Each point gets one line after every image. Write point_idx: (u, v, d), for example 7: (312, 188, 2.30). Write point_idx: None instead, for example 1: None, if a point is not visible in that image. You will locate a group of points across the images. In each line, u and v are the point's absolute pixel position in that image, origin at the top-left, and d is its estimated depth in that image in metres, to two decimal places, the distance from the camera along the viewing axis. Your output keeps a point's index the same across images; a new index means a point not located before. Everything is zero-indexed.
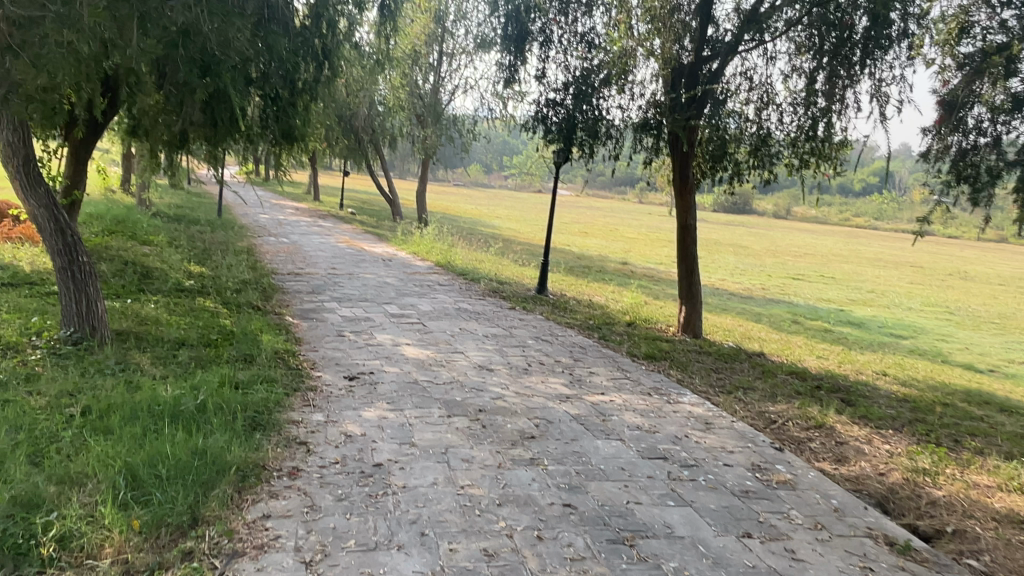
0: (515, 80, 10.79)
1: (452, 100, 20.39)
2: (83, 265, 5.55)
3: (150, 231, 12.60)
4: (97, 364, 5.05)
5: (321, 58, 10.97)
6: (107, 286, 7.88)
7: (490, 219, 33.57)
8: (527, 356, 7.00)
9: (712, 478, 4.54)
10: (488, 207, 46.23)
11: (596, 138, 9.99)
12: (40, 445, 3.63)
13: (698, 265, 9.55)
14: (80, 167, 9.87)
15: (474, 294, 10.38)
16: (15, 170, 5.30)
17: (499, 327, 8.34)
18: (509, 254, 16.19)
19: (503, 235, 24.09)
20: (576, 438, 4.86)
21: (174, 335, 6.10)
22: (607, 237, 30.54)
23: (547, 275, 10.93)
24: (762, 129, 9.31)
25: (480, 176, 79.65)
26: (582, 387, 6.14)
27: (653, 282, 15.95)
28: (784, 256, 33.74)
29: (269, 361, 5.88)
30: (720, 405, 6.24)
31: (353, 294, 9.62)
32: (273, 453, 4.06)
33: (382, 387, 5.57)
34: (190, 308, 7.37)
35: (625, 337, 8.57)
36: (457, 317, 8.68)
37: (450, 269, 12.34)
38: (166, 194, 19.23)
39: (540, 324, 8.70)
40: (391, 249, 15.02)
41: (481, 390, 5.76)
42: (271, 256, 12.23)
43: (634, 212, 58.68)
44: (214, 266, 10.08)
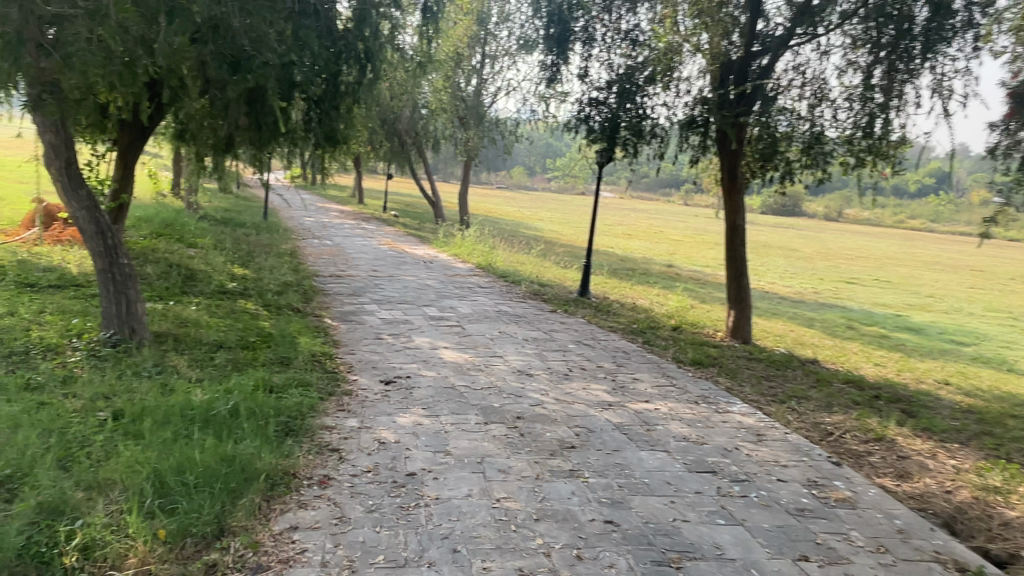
0: (557, 79, 10.58)
1: (494, 102, 20.27)
2: (123, 267, 5.58)
3: (197, 233, 12.78)
4: (134, 367, 5.03)
5: (364, 62, 10.90)
6: (151, 288, 7.95)
7: (532, 222, 33.41)
8: (569, 361, 6.80)
9: (764, 494, 4.25)
10: (531, 210, 46.10)
11: (641, 137, 9.70)
12: (70, 450, 3.58)
13: (747, 268, 9.21)
14: (128, 171, 10.04)
15: (515, 297, 10.21)
16: (57, 173, 5.36)
17: (540, 331, 8.15)
18: (551, 257, 15.98)
19: (546, 238, 23.88)
20: (619, 448, 4.63)
21: (212, 337, 6.07)
22: (651, 240, 30.08)
23: (589, 278, 10.69)
24: (815, 127, 8.91)
25: (523, 179, 79.61)
26: (626, 394, 5.90)
27: (700, 285, 15.54)
28: (837, 259, 32.69)
29: (305, 364, 5.80)
30: (772, 415, 5.92)
31: (393, 296, 9.54)
32: (304, 460, 3.94)
33: (419, 392, 5.44)
34: (231, 310, 7.37)
35: (671, 342, 8.29)
36: (497, 320, 8.52)
37: (491, 272, 12.20)
38: (214, 198, 19.60)
39: (582, 328, 8.48)
40: (432, 251, 14.97)
41: (520, 395, 5.58)
42: (313, 259, 12.28)
43: (679, 215, 57.81)
44: (257, 268, 10.14)
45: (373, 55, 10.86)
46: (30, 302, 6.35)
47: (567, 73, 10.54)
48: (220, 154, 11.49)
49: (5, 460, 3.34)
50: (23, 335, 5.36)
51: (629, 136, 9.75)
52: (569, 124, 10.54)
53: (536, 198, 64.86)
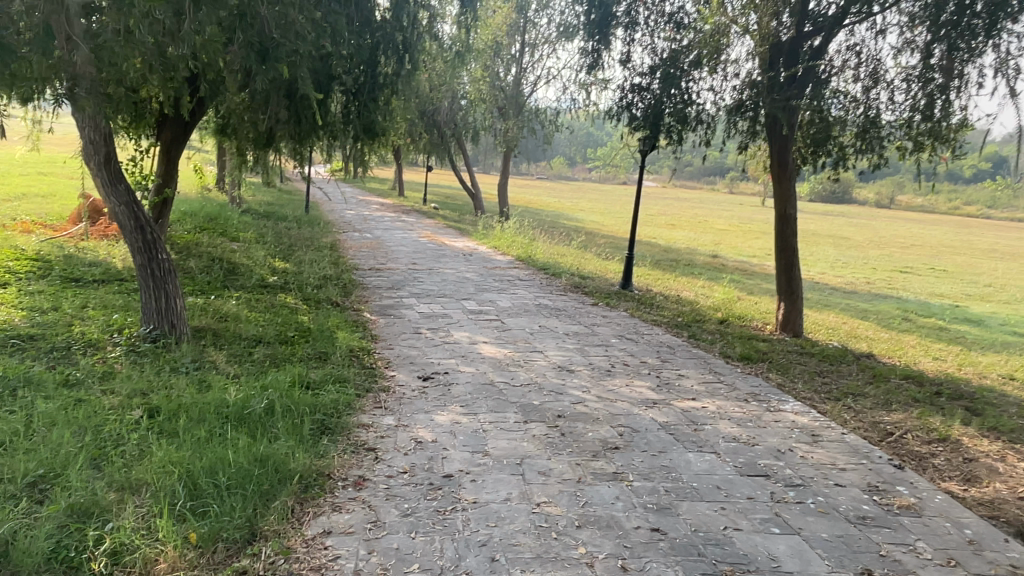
0: (598, 65, 10.32)
1: (534, 91, 20.01)
2: (162, 262, 5.56)
3: (240, 227, 12.90)
4: (173, 363, 5.02)
5: (402, 52, 10.82)
6: (193, 283, 7.99)
7: (573, 213, 33.04)
8: (611, 356, 6.59)
9: (822, 500, 4.00)
10: (571, 200, 45.71)
11: (686, 124, 9.42)
12: (104, 450, 3.55)
13: (798, 259, 8.85)
14: (171, 165, 10.13)
15: (556, 290, 10.01)
16: (96, 168, 5.38)
17: (582, 325, 7.95)
18: (592, 248, 15.71)
19: (587, 228, 23.58)
20: (665, 450, 4.42)
21: (251, 332, 6.04)
22: (695, 230, 29.46)
23: (632, 270, 10.43)
24: (870, 111, 8.48)
25: (564, 169, 79.06)
26: (671, 391, 5.68)
27: (746, 276, 15.10)
28: (890, 247, 31.57)
29: (343, 359, 5.71)
30: (827, 414, 5.63)
31: (432, 290, 9.45)
32: (340, 460, 3.82)
33: (457, 389, 5.30)
34: (270, 304, 7.35)
35: (717, 336, 8.00)
36: (537, 314, 8.34)
37: (531, 264, 12.02)
38: (258, 192, 19.84)
39: (625, 322, 8.25)
40: (472, 243, 14.86)
41: (561, 393, 5.41)
42: (353, 252, 12.28)
43: (724, 203, 56.64)
44: (297, 261, 10.16)
45: (410, 45, 10.81)
46: (75, 297, 6.44)
47: (608, 58, 10.27)
48: (260, 149, 11.55)
49: (39, 460, 3.32)
50: (65, 331, 5.40)
51: (673, 123, 9.47)
52: (611, 112, 10.28)
53: (577, 188, 64.32)
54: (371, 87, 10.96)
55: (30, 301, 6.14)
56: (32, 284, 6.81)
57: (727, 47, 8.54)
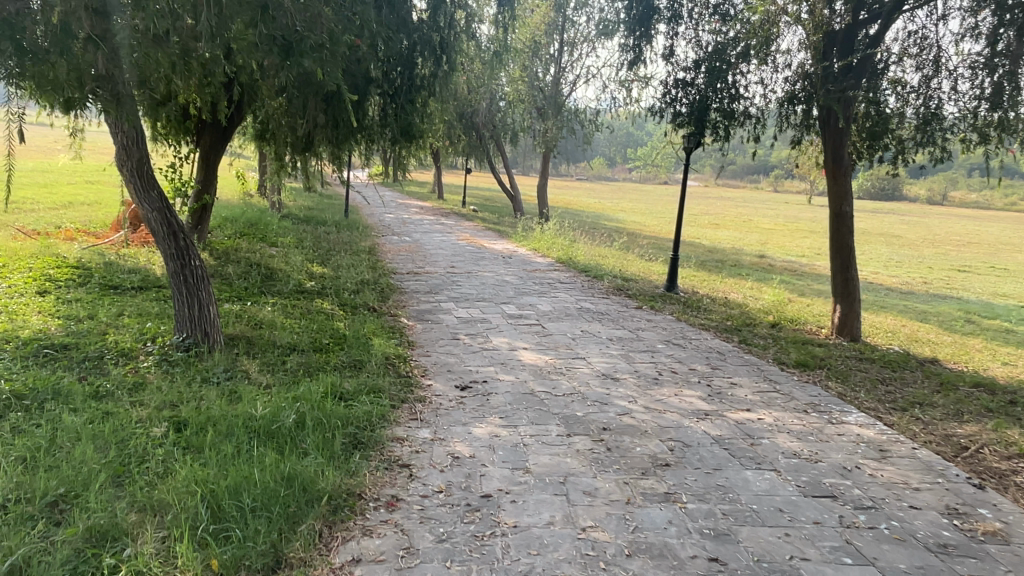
0: (640, 61, 9.98)
1: (573, 91, 19.67)
2: (195, 269, 5.45)
3: (280, 232, 12.91)
4: (204, 373, 4.88)
5: (439, 53, 10.66)
6: (231, 288, 7.92)
7: (614, 213, 32.57)
8: (658, 363, 6.26)
9: (897, 525, 3.63)
10: (612, 201, 45.20)
11: (732, 119, 9.07)
12: (127, 467, 3.40)
13: (855, 259, 8.39)
14: (210, 171, 10.13)
15: (597, 293, 9.70)
16: (129, 174, 5.30)
17: (626, 329, 7.63)
18: (634, 249, 15.32)
19: (628, 230, 23.13)
20: (720, 467, 4.10)
21: (286, 339, 5.89)
22: (740, 230, 28.73)
23: (677, 272, 10.06)
24: (930, 102, 7.96)
25: (603, 170, 78.40)
26: (724, 402, 5.33)
27: (796, 277, 14.53)
28: (946, 246, 30.29)
29: (378, 368, 5.50)
30: (894, 427, 5.21)
31: (471, 294, 9.24)
32: (372, 478, 3.59)
33: (496, 399, 5.05)
34: (307, 310, 7.22)
35: (770, 342, 7.59)
36: (579, 318, 8.05)
37: (572, 266, 11.72)
38: (299, 197, 19.96)
39: (671, 326, 7.90)
40: (511, 246, 14.62)
41: (606, 403, 5.11)
42: (392, 256, 12.16)
43: (769, 202, 55.37)
44: (335, 266, 10.06)
45: (447, 45, 10.63)
46: (112, 305, 6.39)
47: (650, 54, 9.92)
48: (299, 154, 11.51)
49: (60, 478, 3.19)
50: (100, 340, 5.33)
51: (719, 119, 9.12)
52: (653, 109, 9.95)
53: (617, 189, 63.62)
54: (408, 90, 10.81)
55: (67, 310, 6.11)
56: (72, 292, 6.81)
57: (778, 36, 8.13)
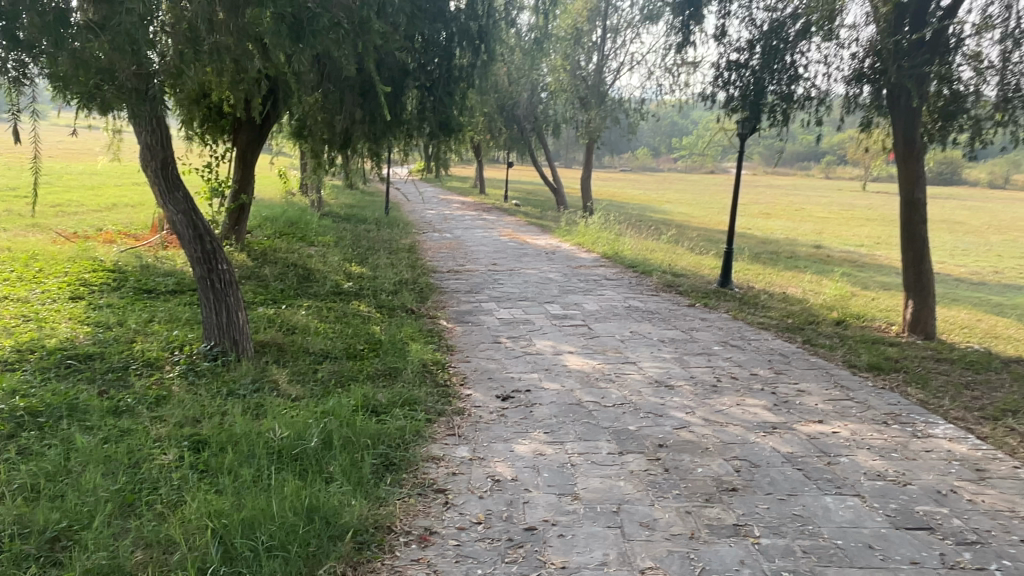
0: (688, 43, 9.44)
1: (617, 79, 19.04)
2: (222, 272, 5.17)
3: (319, 231, 12.73)
4: (232, 384, 4.60)
5: (477, 42, 10.27)
6: (266, 291, 7.70)
7: (661, 205, 31.76)
8: (716, 369, 5.76)
9: (1010, 565, 3.10)
10: (657, 192, 44.25)
11: (791, 102, 8.53)
12: (138, 494, 3.12)
13: (929, 249, 7.72)
14: (247, 170, 9.95)
15: (646, 290, 9.20)
16: (154, 174, 5.07)
17: (678, 330, 7.13)
18: (684, 242, 14.69)
19: (676, 222, 22.43)
20: (795, 493, 3.61)
21: (319, 345, 5.59)
22: (793, 219, 27.66)
23: (731, 266, 9.49)
24: (1011, 78, 7.26)
25: (648, 161, 77.14)
26: (793, 412, 4.83)
27: (859, 269, 13.71)
28: (1016, 232, 28.59)
29: (415, 377, 5.15)
30: (989, 439, 4.62)
31: (513, 293, 8.84)
32: (403, 507, 3.23)
33: (540, 410, 4.64)
34: (342, 313, 6.93)
35: (836, 342, 7.00)
36: (628, 318, 7.58)
37: (618, 262, 11.23)
38: (341, 195, 19.87)
39: (728, 326, 7.36)
40: (555, 240, 14.18)
41: (662, 415, 4.65)
42: (432, 253, 11.85)
43: (822, 190, 53.49)
44: (373, 265, 9.78)
45: (486, 33, 10.22)
46: (144, 311, 6.21)
47: (700, 35, 9.37)
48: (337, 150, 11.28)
49: (64, 508, 2.92)
50: (126, 348, 5.12)
51: (777, 102, 8.59)
52: (704, 94, 9.42)
53: (662, 179, 62.35)
54: (446, 81, 10.45)
55: (98, 317, 5.95)
56: (105, 297, 6.67)
57: (842, 11, 7.57)
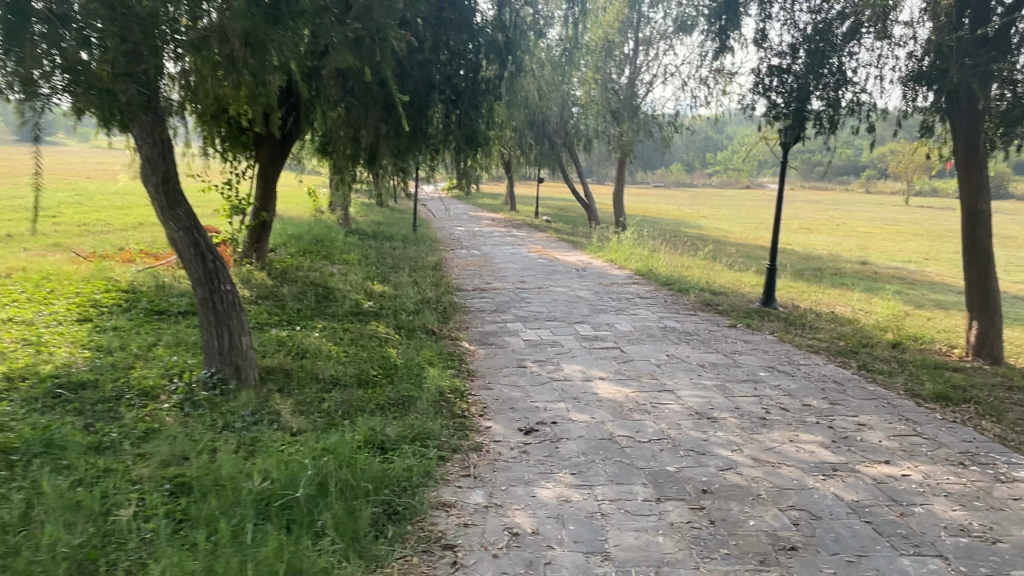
0: (726, 50, 8.95)
1: (649, 92, 18.57)
2: (225, 293, 4.80)
3: (345, 249, 12.45)
4: (229, 415, 4.21)
5: (504, 54, 9.97)
6: (282, 311, 7.36)
7: (696, 220, 31.04)
8: (763, 399, 5.21)
9: None
10: (691, 207, 43.45)
11: (838, 109, 8.01)
12: (102, 550, 2.74)
13: (995, 265, 7.06)
14: (269, 187, 9.70)
15: (683, 309, 8.66)
16: (154, 189, 4.75)
17: (719, 354, 6.58)
18: (721, 258, 14.10)
19: (713, 237, 21.76)
20: (865, 553, 3.06)
21: (329, 370, 5.18)
22: (835, 234, 26.72)
23: (774, 283, 8.91)
24: None
25: (681, 177, 76.23)
26: (854, 451, 4.26)
27: (911, 286, 12.93)
28: None
29: (430, 407, 4.70)
30: None
31: (541, 312, 8.38)
32: (403, 569, 2.78)
33: (567, 447, 4.15)
34: (359, 335, 6.54)
35: (895, 367, 6.38)
36: (664, 340, 7.05)
37: (653, 279, 10.70)
38: (370, 213, 19.68)
39: (773, 349, 6.79)
40: (586, 257, 13.70)
41: (705, 453, 4.12)
42: (459, 271, 11.47)
43: (863, 204, 51.95)
44: (396, 284, 9.42)
45: (512, 45, 9.97)
46: (150, 334, 5.91)
47: (738, 41, 8.88)
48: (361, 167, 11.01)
49: (12, 567, 2.53)
50: (123, 375, 4.78)
51: (822, 110, 8.07)
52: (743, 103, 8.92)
53: (697, 195, 61.40)
54: (473, 94, 10.13)
55: (101, 340, 5.65)
56: (114, 319, 6.41)
57: (896, 8, 7.07)
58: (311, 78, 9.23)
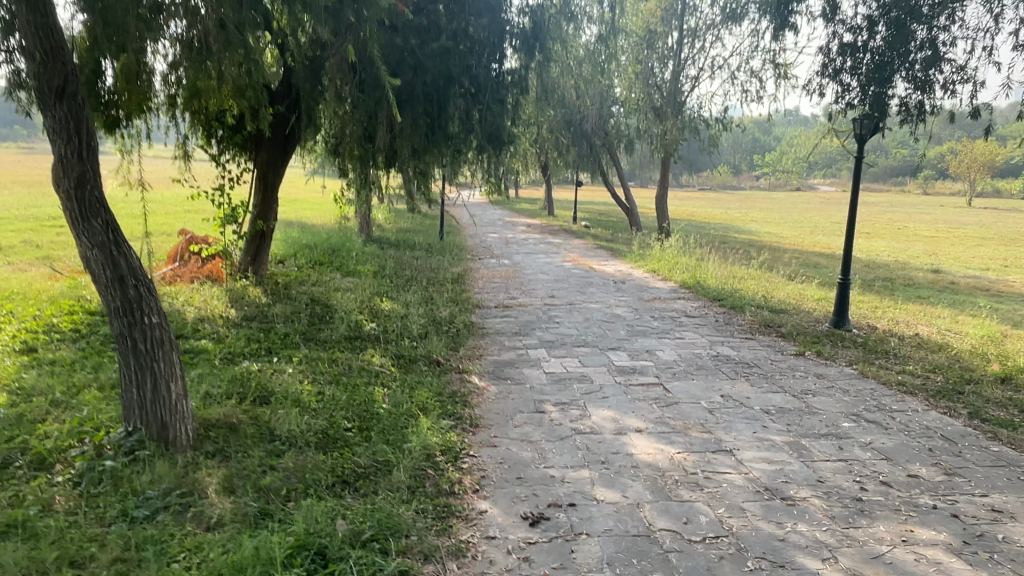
0: (787, 27, 7.62)
1: (695, 87, 17.13)
2: (148, 328, 3.72)
3: (361, 259, 11.47)
4: (130, 498, 3.15)
5: (532, 41, 8.85)
6: (266, 336, 6.36)
7: (745, 225, 29.40)
8: (855, 469, 3.93)
9: None
10: (738, 210, 41.59)
11: (927, 94, 6.67)
12: None
13: None
14: (269, 193, 8.76)
15: (738, 332, 7.34)
16: (64, 194, 3.63)
17: (788, 395, 5.28)
18: (778, 267, 12.65)
19: (765, 243, 20.22)
20: None
21: (289, 424, 4.08)
22: (899, 239, 24.73)
23: (848, 300, 7.57)
24: None
25: (729, 179, 73.80)
26: (1001, 565, 2.97)
27: (1000, 301, 11.30)
28: None
29: (408, 481, 3.54)
30: None
31: (571, 335, 7.18)
32: None
33: (588, 552, 2.96)
34: (346, 368, 5.46)
35: (1017, 415, 5.01)
36: (717, 375, 5.78)
37: (701, 293, 9.41)
38: (398, 219, 18.70)
39: (855, 389, 5.46)
40: (626, 267, 12.46)
41: (784, 566, 2.88)
42: (483, 284, 10.38)
43: (923, 206, 49.21)
44: (408, 300, 8.37)
45: (540, 29, 8.85)
46: (90, 370, 4.92)
47: (803, 16, 7.54)
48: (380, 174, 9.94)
49: None
50: (23, 433, 3.76)
51: (909, 95, 6.75)
52: (810, 87, 7.58)
53: (744, 198, 59.16)
54: (494, 87, 9.08)
55: (26, 379, 4.67)
56: (60, 350, 5.45)
57: None
58: (314, 71, 8.25)
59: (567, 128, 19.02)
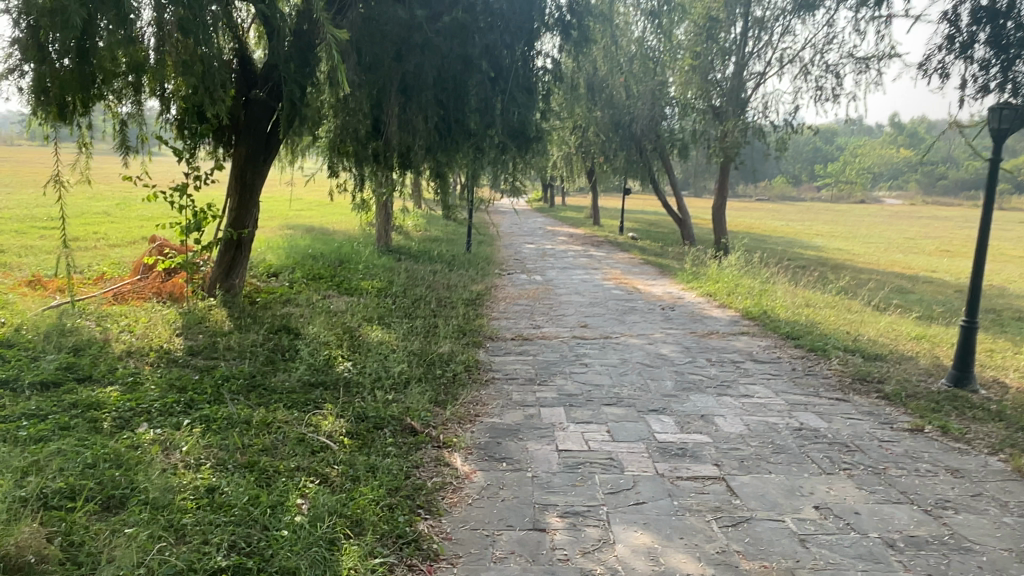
0: None
1: (760, 85, 15.19)
2: None
3: (369, 272, 10.00)
4: None
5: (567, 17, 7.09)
6: (200, 381, 4.84)
7: (812, 240, 27.03)
8: None
9: None
10: (801, 224, 38.97)
11: None
12: None
13: None
14: (247, 194, 7.34)
15: (823, 389, 5.56)
16: None
17: (915, 510, 3.52)
18: (860, 293, 10.64)
19: (837, 262, 18.04)
20: None
21: (114, 564, 2.52)
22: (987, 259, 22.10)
23: (972, 349, 5.70)
24: None
25: (789, 190, 70.44)
26: None
27: None
28: None
29: None
30: None
31: (599, 386, 5.51)
32: None
33: None
34: (273, 442, 3.88)
35: None
36: (803, 465, 4.04)
37: (769, 327, 7.61)
38: (429, 227, 17.24)
39: (1016, 502, 3.65)
40: (677, 288, 10.68)
41: None
42: (505, 307, 8.81)
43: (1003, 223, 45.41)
44: (405, 329, 6.82)
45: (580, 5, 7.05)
46: None
47: None
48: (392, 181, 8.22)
49: None
50: None
51: None
52: (925, 67, 5.76)
53: (805, 210, 56.10)
54: (520, 71, 7.25)
55: None
56: None
57: None
58: (302, 51, 6.81)
59: (615, 130, 17.50)
